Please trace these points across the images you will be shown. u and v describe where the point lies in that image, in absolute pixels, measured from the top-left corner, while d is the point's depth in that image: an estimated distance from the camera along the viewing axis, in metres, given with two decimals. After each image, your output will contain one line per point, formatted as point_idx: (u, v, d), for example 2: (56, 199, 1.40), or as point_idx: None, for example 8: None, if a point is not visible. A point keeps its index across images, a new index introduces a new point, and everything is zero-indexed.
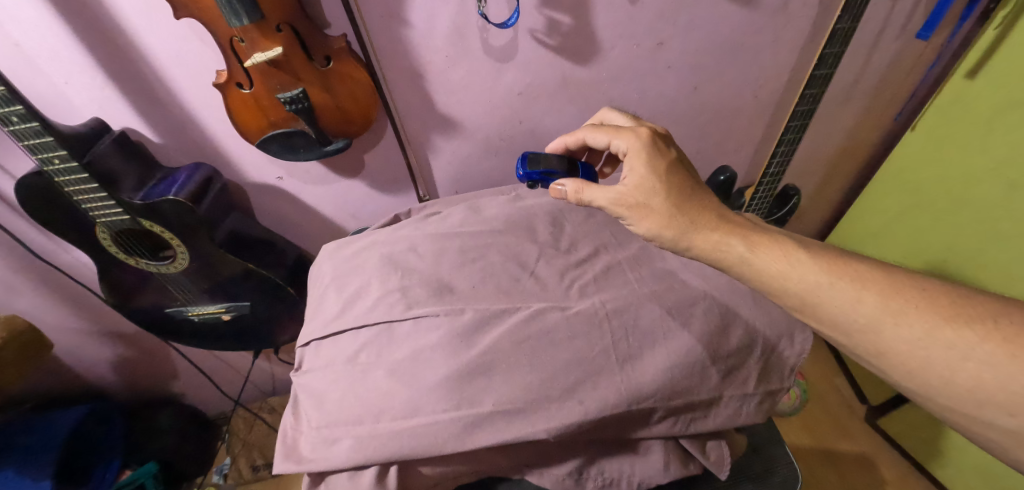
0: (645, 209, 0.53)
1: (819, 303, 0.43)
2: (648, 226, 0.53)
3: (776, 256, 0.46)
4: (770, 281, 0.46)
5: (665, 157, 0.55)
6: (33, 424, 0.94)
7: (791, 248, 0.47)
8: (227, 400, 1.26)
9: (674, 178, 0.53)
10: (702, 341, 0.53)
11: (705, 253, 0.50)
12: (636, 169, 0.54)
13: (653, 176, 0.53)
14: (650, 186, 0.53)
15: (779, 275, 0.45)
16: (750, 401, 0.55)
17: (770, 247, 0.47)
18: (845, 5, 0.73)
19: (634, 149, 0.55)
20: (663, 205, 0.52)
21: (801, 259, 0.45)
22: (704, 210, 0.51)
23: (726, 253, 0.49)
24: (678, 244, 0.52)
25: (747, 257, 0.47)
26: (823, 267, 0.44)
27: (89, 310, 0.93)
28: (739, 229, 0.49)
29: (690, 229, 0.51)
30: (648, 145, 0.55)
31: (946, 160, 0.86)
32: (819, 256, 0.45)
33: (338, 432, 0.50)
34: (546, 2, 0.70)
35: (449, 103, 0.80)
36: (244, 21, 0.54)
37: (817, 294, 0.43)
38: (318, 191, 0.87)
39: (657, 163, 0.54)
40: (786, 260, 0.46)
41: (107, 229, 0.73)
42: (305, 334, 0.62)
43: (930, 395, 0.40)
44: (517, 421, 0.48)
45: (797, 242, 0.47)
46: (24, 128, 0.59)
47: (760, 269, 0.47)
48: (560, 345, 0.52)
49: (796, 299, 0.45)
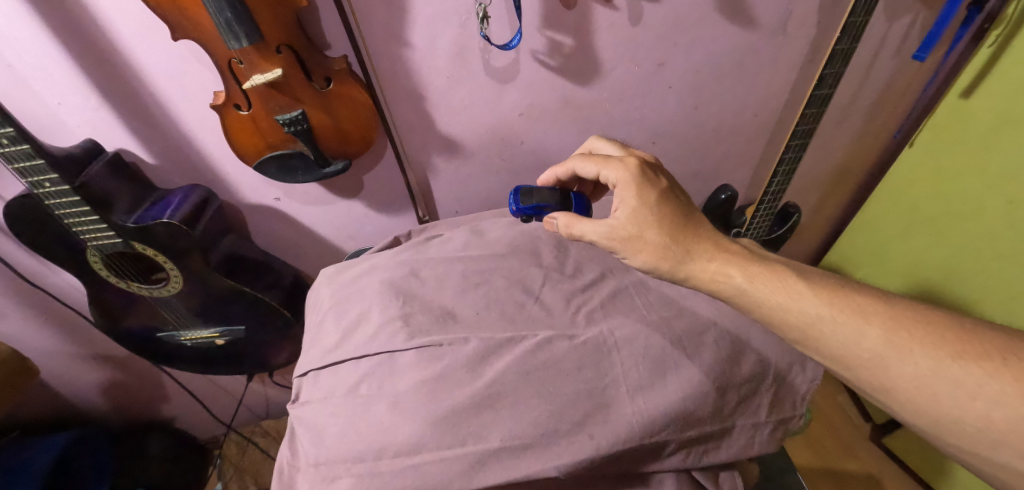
0: (639, 242, 0.51)
1: (822, 337, 0.42)
2: (644, 258, 0.51)
3: (774, 289, 0.45)
4: (769, 314, 0.45)
5: (656, 187, 0.53)
6: (16, 452, 0.90)
7: (790, 280, 0.45)
8: (219, 424, 1.23)
9: (667, 208, 0.52)
10: (708, 371, 0.52)
11: (702, 283, 0.49)
12: (626, 200, 0.53)
13: (644, 207, 0.52)
14: (643, 217, 0.51)
15: (779, 308, 0.44)
16: (763, 430, 0.53)
17: (770, 278, 0.46)
18: (844, 26, 0.73)
19: (623, 181, 0.54)
20: (658, 236, 0.51)
21: (800, 292, 0.44)
22: (699, 239, 0.50)
23: (724, 284, 0.48)
24: (675, 275, 0.50)
25: (743, 288, 0.46)
26: (823, 300, 0.43)
27: (77, 333, 0.90)
28: (737, 259, 0.48)
29: (687, 260, 0.50)
30: (636, 176, 0.54)
31: (946, 178, 0.86)
32: (819, 289, 0.44)
33: (337, 469, 0.48)
34: (548, 24, 0.70)
35: (449, 124, 0.79)
36: (244, 44, 0.53)
37: (819, 328, 0.42)
38: (316, 212, 0.86)
39: (647, 193, 0.52)
40: (786, 293, 0.44)
41: (98, 253, 0.71)
42: (302, 363, 0.60)
43: (939, 434, 0.38)
44: (526, 457, 0.46)
45: (796, 272, 0.46)
46: (13, 150, 0.57)
47: (760, 301, 0.45)
48: (567, 375, 0.50)
49: (799, 333, 0.43)
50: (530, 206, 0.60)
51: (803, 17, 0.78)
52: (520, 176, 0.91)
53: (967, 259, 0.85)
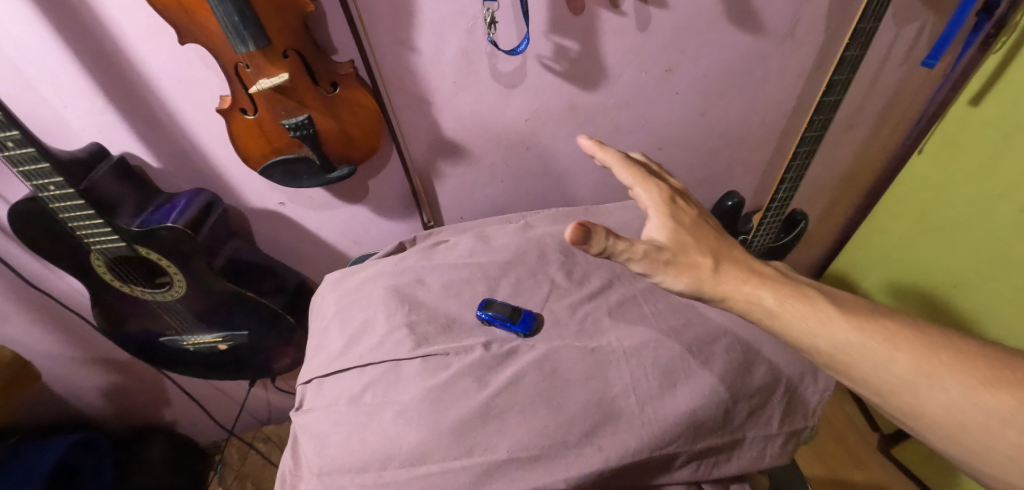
0: (679, 262, 0.45)
1: (851, 362, 0.41)
2: (685, 282, 0.45)
3: (804, 314, 0.43)
4: (798, 339, 0.43)
5: (690, 214, 0.49)
6: (16, 456, 0.89)
7: (821, 304, 0.43)
8: (220, 428, 1.22)
9: (704, 234, 0.48)
10: (722, 380, 0.51)
11: (737, 307, 0.45)
12: (659, 220, 0.47)
13: (678, 227, 0.47)
14: (683, 239, 0.46)
15: (810, 332, 0.42)
16: (775, 442, 0.52)
17: (801, 302, 0.44)
18: (852, 32, 0.72)
19: (655, 200, 0.49)
20: (695, 256, 0.46)
21: (830, 316, 0.42)
22: (734, 262, 0.47)
23: (756, 309, 0.44)
24: (713, 300, 0.45)
25: (776, 312, 0.43)
26: (854, 324, 0.41)
27: (79, 337, 0.90)
28: (771, 281, 0.45)
29: (724, 281, 0.45)
30: (667, 198, 0.49)
31: (956, 186, 0.85)
32: (849, 313, 0.42)
33: (341, 480, 0.47)
34: (556, 29, 0.69)
35: (456, 129, 0.79)
36: (250, 47, 0.53)
37: (848, 352, 0.41)
38: (320, 216, 0.86)
39: (678, 215, 0.49)
40: (817, 317, 0.42)
41: (101, 257, 0.70)
42: (307, 370, 0.59)
43: (969, 462, 0.38)
44: (532, 470, 0.45)
45: (825, 296, 0.44)
46: (19, 154, 0.56)
47: (790, 325, 0.43)
48: (575, 385, 0.50)
49: (826, 357, 0.42)
50: (486, 315, 0.57)
51: (811, 24, 0.78)
52: (525, 182, 0.91)
53: (979, 266, 0.84)
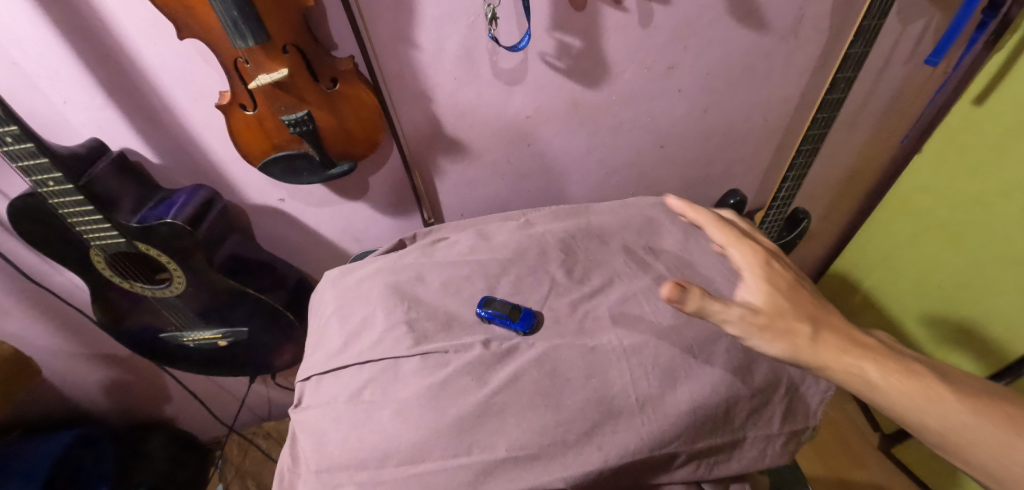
0: (775, 327, 0.44)
1: (968, 445, 0.42)
2: (780, 348, 0.44)
3: (917, 391, 0.43)
4: (912, 419, 0.43)
5: (786, 276, 0.49)
6: (18, 451, 0.90)
7: (934, 383, 0.44)
8: (221, 424, 1.23)
9: (800, 299, 0.47)
10: (724, 379, 0.50)
11: (842, 379, 0.44)
12: (754, 283, 0.47)
13: (774, 290, 0.47)
14: (778, 304, 0.46)
15: (928, 415, 0.43)
16: (776, 441, 0.52)
17: (911, 379, 0.44)
18: (857, 30, 0.71)
19: (749, 262, 0.49)
20: (792, 322, 0.45)
21: (947, 397, 0.43)
22: (836, 331, 0.46)
23: (862, 384, 0.44)
24: (809, 366, 0.45)
25: (883, 387, 0.43)
26: (970, 407, 0.43)
27: (80, 332, 0.90)
28: (878, 354, 0.45)
29: (828, 351, 0.44)
30: (762, 260, 0.49)
31: (960, 186, 0.84)
32: (964, 394, 0.43)
33: (340, 477, 0.47)
34: (557, 25, 0.69)
35: (457, 125, 0.78)
36: (250, 43, 0.53)
37: (966, 436, 0.42)
38: (320, 213, 0.85)
39: (774, 278, 0.48)
40: (934, 398, 0.43)
41: (101, 253, 0.70)
42: (305, 367, 0.59)
43: None
44: (531, 469, 0.45)
45: (934, 373, 0.45)
46: (18, 149, 0.56)
47: (907, 406, 0.43)
48: (575, 384, 0.49)
49: (940, 438, 0.43)
50: (486, 312, 0.56)
51: (815, 20, 0.77)
52: (526, 180, 0.90)
53: (983, 266, 0.83)
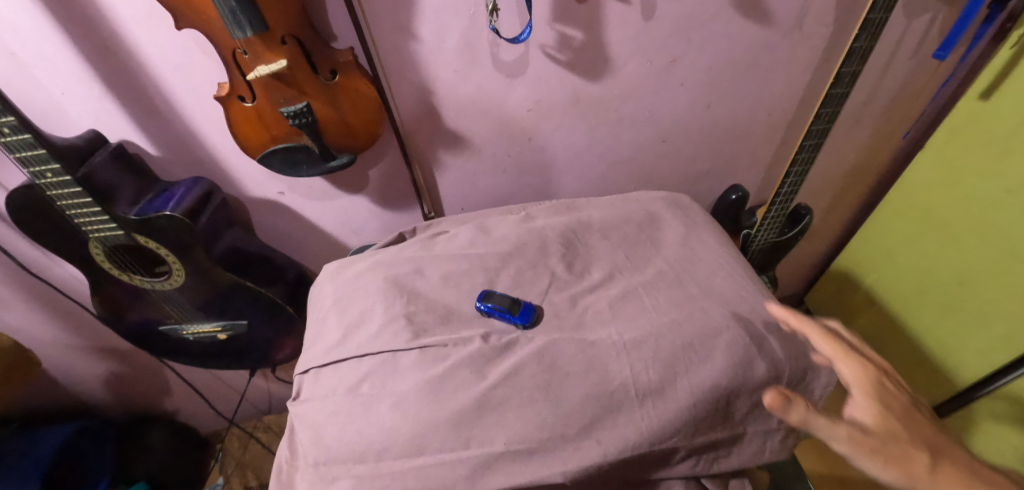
0: (890, 450, 0.42)
1: None
2: (893, 476, 0.41)
3: None
4: None
5: (901, 403, 0.46)
6: (18, 444, 0.89)
7: None
8: (221, 418, 1.23)
9: (916, 432, 0.44)
10: (725, 375, 0.49)
11: None
12: (864, 403, 0.45)
13: (887, 413, 0.45)
14: (894, 434, 0.43)
15: None
16: (776, 436, 0.51)
17: None
18: (862, 23, 0.70)
19: (860, 380, 0.47)
20: (909, 450, 0.43)
21: None
22: (959, 472, 0.43)
23: None
24: None
25: None
26: None
27: (80, 325, 0.90)
28: None
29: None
30: (874, 381, 0.47)
31: (964, 182, 0.84)
32: None
33: (338, 470, 0.47)
34: (559, 17, 0.68)
35: (457, 119, 0.78)
36: (247, 33, 0.52)
37: None
38: (320, 206, 0.85)
39: (887, 399, 0.46)
40: None
41: (100, 245, 0.70)
42: (304, 360, 0.59)
43: None
44: (530, 463, 0.45)
45: None
46: (15, 140, 0.56)
47: None
48: (574, 378, 0.49)
49: None
50: (486, 306, 0.56)
51: (820, 14, 0.76)
52: (527, 174, 0.90)
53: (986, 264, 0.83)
